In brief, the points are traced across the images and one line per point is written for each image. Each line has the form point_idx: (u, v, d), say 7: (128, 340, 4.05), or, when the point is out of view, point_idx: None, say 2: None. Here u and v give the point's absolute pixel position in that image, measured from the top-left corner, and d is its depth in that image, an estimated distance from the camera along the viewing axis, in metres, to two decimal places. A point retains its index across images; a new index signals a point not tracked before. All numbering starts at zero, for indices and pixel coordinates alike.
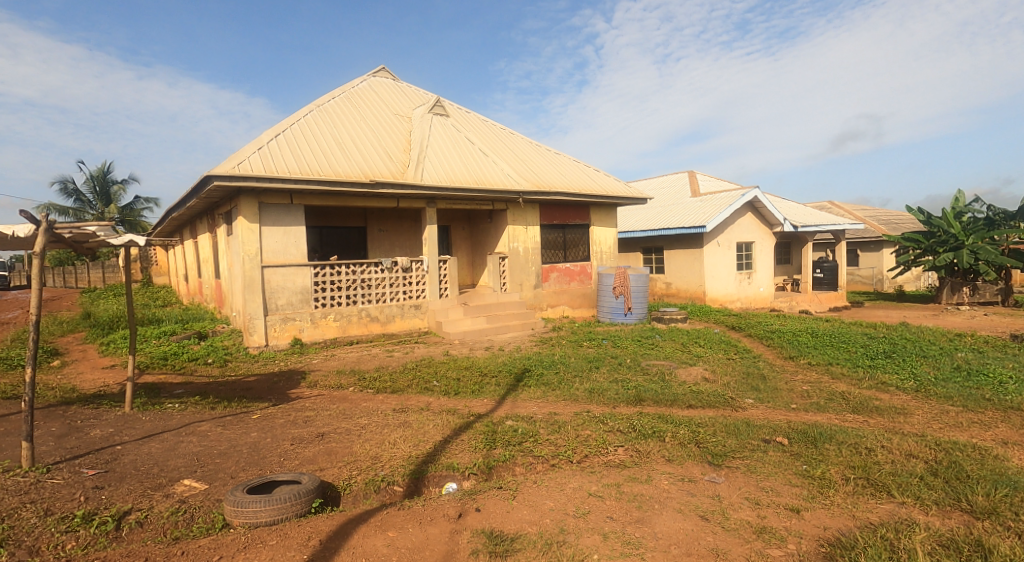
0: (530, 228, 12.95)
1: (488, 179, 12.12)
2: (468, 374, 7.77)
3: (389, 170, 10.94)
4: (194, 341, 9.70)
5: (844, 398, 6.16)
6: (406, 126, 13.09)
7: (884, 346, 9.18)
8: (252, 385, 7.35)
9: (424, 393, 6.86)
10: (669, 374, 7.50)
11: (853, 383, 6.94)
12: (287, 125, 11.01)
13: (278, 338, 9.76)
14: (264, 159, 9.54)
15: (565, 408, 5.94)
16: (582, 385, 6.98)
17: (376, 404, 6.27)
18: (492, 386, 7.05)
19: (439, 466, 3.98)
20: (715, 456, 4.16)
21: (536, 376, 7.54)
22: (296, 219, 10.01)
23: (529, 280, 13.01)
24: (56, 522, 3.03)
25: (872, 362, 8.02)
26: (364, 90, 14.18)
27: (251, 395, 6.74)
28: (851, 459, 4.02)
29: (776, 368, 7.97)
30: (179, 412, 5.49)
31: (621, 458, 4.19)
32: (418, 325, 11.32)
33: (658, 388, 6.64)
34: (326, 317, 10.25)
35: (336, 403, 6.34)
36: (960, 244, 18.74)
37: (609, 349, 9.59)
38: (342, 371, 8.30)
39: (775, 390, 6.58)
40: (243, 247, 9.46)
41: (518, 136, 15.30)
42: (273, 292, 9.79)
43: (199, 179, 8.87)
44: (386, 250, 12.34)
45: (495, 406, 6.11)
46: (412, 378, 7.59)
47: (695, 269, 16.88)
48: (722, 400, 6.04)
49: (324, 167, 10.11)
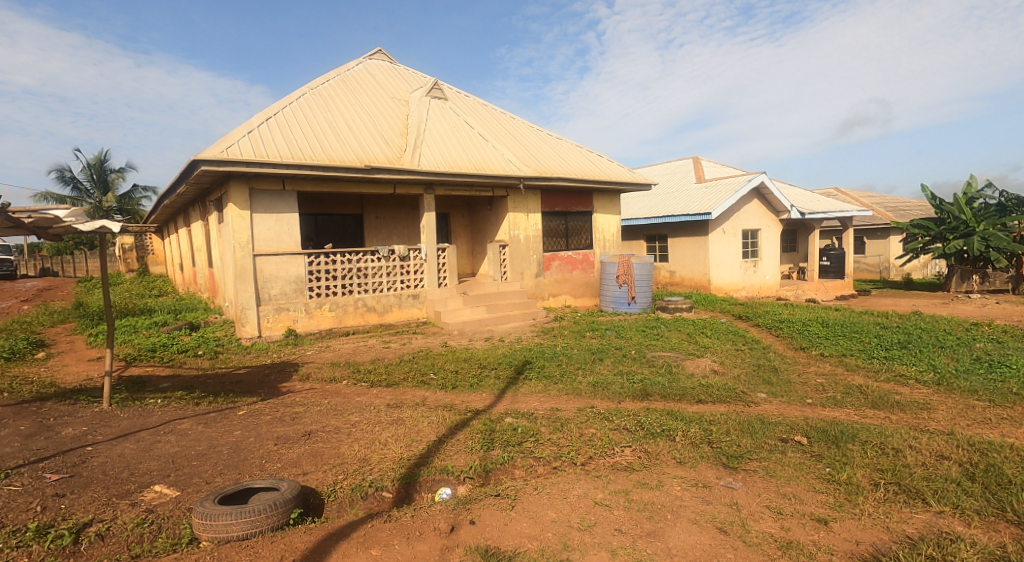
0: (531, 215, 12.60)
1: (488, 164, 11.75)
2: (466, 366, 7.48)
3: (385, 155, 10.57)
4: (184, 332, 9.40)
5: (862, 392, 5.86)
6: (403, 110, 12.69)
7: (898, 336, 8.87)
8: (242, 379, 7.07)
9: (421, 387, 6.57)
10: (676, 366, 7.21)
11: (870, 375, 6.65)
12: (279, 109, 10.64)
13: (271, 329, 9.48)
14: (254, 143, 9.17)
15: (568, 403, 5.65)
16: (585, 378, 6.72)
17: (369, 399, 6.02)
18: (492, 379, 6.75)
19: (432, 469, 3.69)
20: (730, 457, 3.86)
21: (537, 368, 7.25)
22: (288, 206, 9.66)
23: (531, 269, 12.69)
24: (7, 537, 2.74)
25: (888, 353, 7.73)
26: (360, 73, 13.77)
27: (238, 390, 6.44)
28: (878, 461, 3.72)
29: (786, 359, 7.67)
30: (160, 408, 5.20)
31: (628, 460, 3.89)
32: (416, 315, 11.04)
33: (666, 381, 6.35)
34: (321, 307, 9.96)
35: (328, 398, 6.08)
36: (972, 231, 18.44)
37: (613, 339, 9.28)
38: (337, 363, 8.03)
39: (788, 384, 6.28)
40: (234, 235, 9.14)
41: (519, 121, 14.90)
42: (266, 282, 9.48)
43: (186, 164, 8.53)
44: (383, 238, 12.01)
45: (493, 401, 5.83)
46: (407, 371, 7.30)
47: (700, 257, 16.54)
48: (734, 395, 5.73)
49: (317, 152, 9.74)
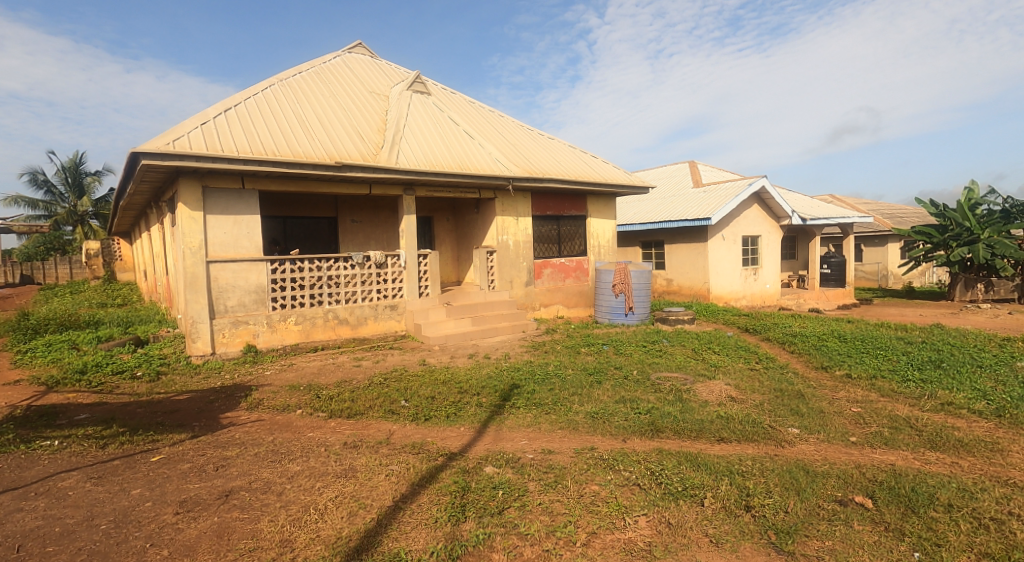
0: (521, 219, 11.66)
1: (474, 163, 10.80)
2: (444, 391, 6.46)
3: (359, 152, 9.57)
4: (125, 348, 8.26)
5: (913, 428, 4.94)
6: (382, 105, 11.74)
7: (927, 353, 8.00)
8: (179, 408, 6.00)
9: (388, 419, 5.54)
10: (686, 391, 6.24)
11: (910, 405, 5.74)
12: (241, 100, 9.62)
13: (227, 345, 8.40)
14: (207, 135, 8.14)
15: (562, 442, 4.66)
16: (583, 407, 5.72)
17: (324, 437, 5.01)
18: (472, 408, 5.76)
19: (378, 558, 2.69)
20: (782, 533, 2.92)
21: (526, 393, 6.24)
22: (247, 207, 8.61)
23: (520, 278, 11.72)
24: None
25: (923, 375, 6.84)
26: (337, 66, 12.79)
27: (169, 424, 5.38)
28: (980, 542, 2.82)
29: (810, 382, 6.74)
30: (50, 455, 4.12)
31: (647, 539, 2.91)
32: (394, 328, 10.04)
33: (677, 413, 5.37)
34: (286, 320, 8.90)
35: (275, 435, 5.05)
36: (976, 238, 17.75)
37: (612, 357, 8.31)
38: (297, 386, 6.96)
39: (822, 415, 5.33)
40: (184, 239, 8.06)
41: (508, 119, 13.99)
42: (221, 292, 8.42)
43: (126, 157, 7.47)
44: (360, 243, 11.01)
45: (472, 440, 4.84)
46: (376, 397, 6.27)
47: (698, 264, 15.66)
48: (763, 432, 4.78)
49: (281, 146, 8.72)
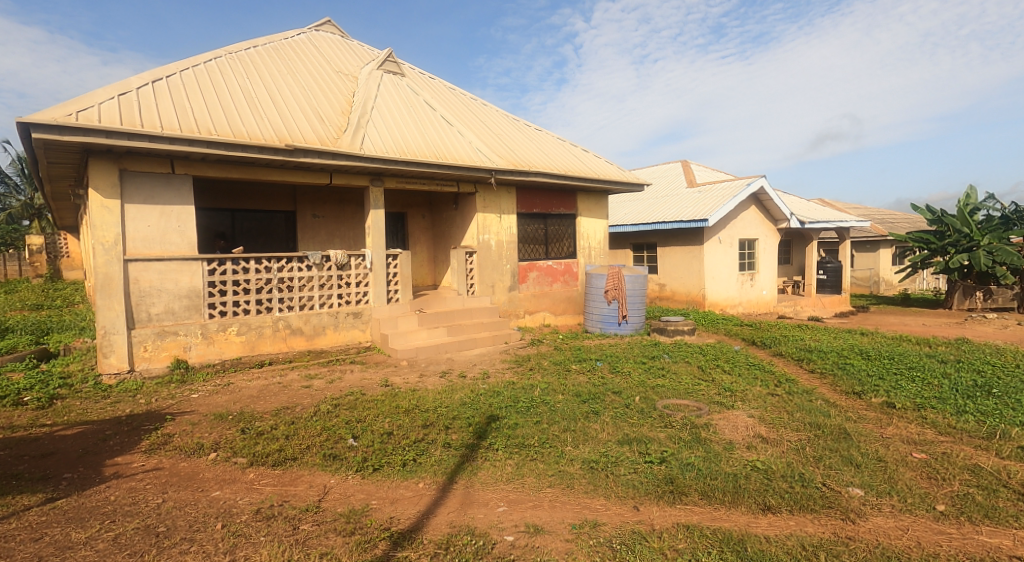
0: (504, 216, 10.42)
1: (451, 152, 9.53)
2: (405, 424, 5.19)
3: (317, 135, 8.25)
4: (23, 365, 6.82)
5: (1010, 488, 3.78)
6: (349, 85, 10.42)
7: (969, 376, 6.91)
8: (57, 449, 4.64)
9: (327, 468, 4.25)
10: (703, 426, 5.08)
11: (980, 449, 4.62)
12: (177, 72, 8.25)
13: (150, 360, 7.02)
14: (125, 108, 6.77)
15: (556, 512, 3.44)
16: (577, 450, 4.50)
17: (234, 499, 3.71)
18: (438, 452, 4.51)
19: None
20: None
21: (507, 430, 4.99)
22: (178, 196, 7.27)
23: (503, 282, 10.49)
24: None
25: (976, 405, 5.74)
26: (300, 43, 11.45)
27: (29, 476, 4.03)
28: None
29: (848, 414, 5.59)
30: None
31: None
32: (358, 339, 8.72)
33: (700, 462, 4.15)
34: (226, 330, 7.54)
35: (167, 496, 3.75)
36: (975, 244, 16.90)
37: (606, 377, 7.11)
38: (225, 415, 5.63)
39: (883, 465, 4.18)
40: (95, 233, 6.67)
41: (492, 108, 12.75)
42: (143, 297, 7.04)
43: (16, 129, 6.07)
44: (321, 241, 9.70)
45: (435, 505, 3.59)
46: (319, 433, 4.98)
47: (694, 268, 14.56)
48: (821, 496, 3.59)
49: (220, 124, 7.36)
